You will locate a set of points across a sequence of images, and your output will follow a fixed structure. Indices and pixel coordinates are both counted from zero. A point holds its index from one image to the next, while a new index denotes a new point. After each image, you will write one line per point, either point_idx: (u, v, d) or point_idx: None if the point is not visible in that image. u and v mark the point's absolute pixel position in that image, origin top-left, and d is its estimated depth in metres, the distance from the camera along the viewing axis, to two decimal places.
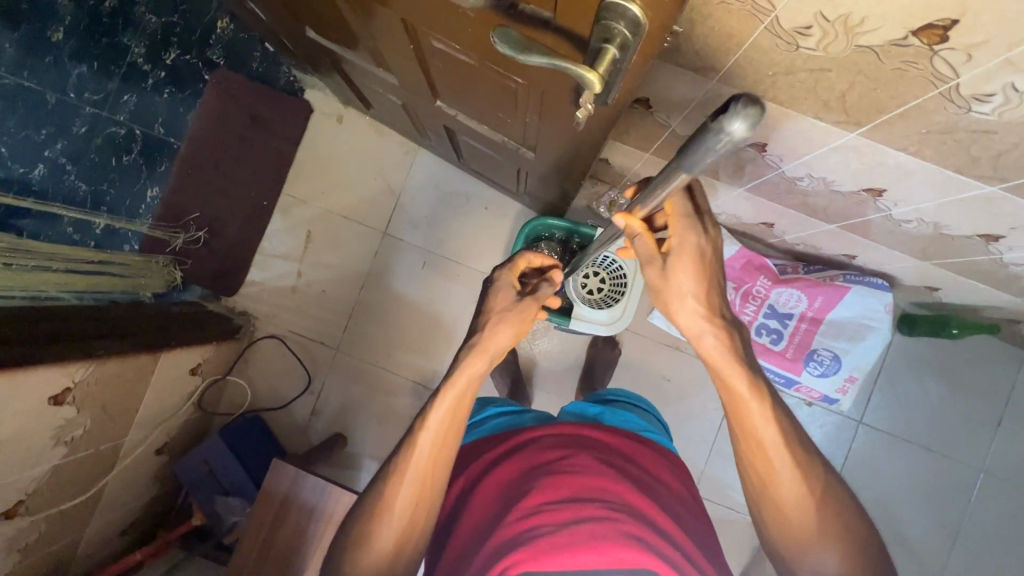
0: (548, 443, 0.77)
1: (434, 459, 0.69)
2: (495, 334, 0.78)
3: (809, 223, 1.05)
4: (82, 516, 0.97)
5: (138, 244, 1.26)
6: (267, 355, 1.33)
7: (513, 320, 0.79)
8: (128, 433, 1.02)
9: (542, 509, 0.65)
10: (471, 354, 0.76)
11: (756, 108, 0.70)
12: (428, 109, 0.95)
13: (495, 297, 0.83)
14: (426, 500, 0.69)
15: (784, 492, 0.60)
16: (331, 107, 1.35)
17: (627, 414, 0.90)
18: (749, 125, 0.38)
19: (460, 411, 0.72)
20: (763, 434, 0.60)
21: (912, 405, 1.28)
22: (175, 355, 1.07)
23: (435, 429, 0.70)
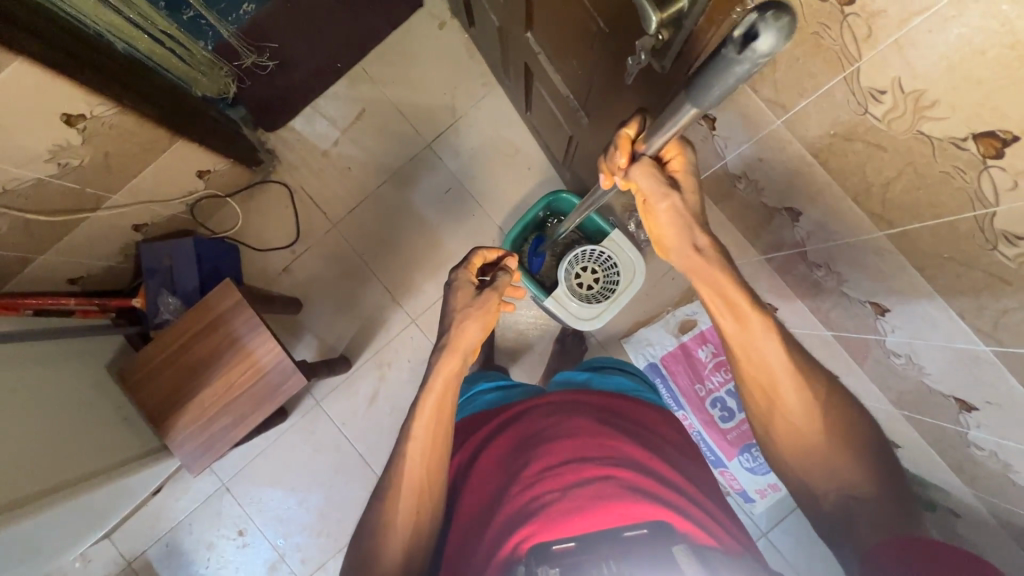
0: (547, 410, 0.78)
1: (430, 462, 0.73)
2: (462, 330, 0.78)
3: (809, 323, 1.04)
4: (45, 241, 1.00)
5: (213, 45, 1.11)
6: (272, 198, 1.36)
7: (477, 315, 0.79)
8: (115, 192, 1.05)
9: (547, 474, 0.68)
10: (441, 354, 0.77)
11: (806, 167, 0.69)
12: (517, 39, 0.96)
13: (457, 295, 0.81)
14: (424, 503, 0.71)
15: (790, 405, 0.63)
16: (440, 11, 1.37)
17: (618, 378, 0.89)
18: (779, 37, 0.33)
19: (443, 413, 0.74)
20: (767, 351, 0.63)
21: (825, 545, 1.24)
22: (188, 147, 1.11)
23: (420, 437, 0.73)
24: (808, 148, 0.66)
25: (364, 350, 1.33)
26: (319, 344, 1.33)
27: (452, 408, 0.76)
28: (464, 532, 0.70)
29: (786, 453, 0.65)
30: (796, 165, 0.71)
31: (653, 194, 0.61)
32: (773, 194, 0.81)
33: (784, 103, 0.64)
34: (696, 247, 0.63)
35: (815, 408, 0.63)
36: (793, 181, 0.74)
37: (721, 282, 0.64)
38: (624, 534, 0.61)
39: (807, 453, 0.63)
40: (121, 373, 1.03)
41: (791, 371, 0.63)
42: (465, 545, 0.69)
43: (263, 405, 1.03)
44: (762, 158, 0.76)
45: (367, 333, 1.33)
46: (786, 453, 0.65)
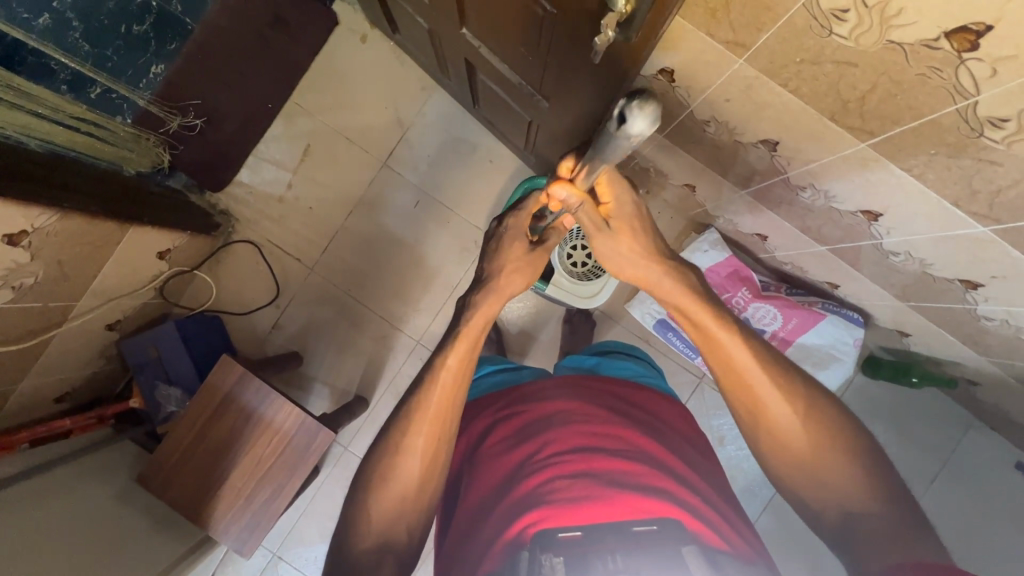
0: (556, 392, 0.75)
1: (446, 403, 0.73)
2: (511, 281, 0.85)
3: (801, 242, 1.05)
4: (20, 369, 0.94)
5: (132, 118, 1.05)
6: (239, 259, 1.30)
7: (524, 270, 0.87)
8: (80, 298, 0.99)
9: (554, 460, 0.63)
10: (485, 301, 0.83)
11: (777, 98, 0.69)
12: (452, 37, 0.92)
13: (510, 247, 0.87)
14: (430, 461, 0.70)
15: (778, 419, 0.64)
16: (357, 24, 1.31)
17: (624, 362, 0.87)
18: (645, 123, 0.43)
19: (454, 383, 0.74)
20: (737, 359, 0.66)
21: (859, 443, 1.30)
22: (144, 233, 1.05)
23: (454, 370, 0.75)
24: (776, 81, 0.67)
25: (377, 384, 1.30)
26: (331, 391, 1.30)
27: (463, 381, 0.75)
28: (464, 521, 0.66)
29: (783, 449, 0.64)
30: (767, 99, 0.71)
31: (588, 230, 0.72)
32: (745, 131, 0.81)
33: (743, 42, 0.64)
34: (640, 274, 0.74)
35: (780, 399, 0.64)
36: (763, 115, 0.75)
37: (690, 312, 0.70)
38: (632, 529, 0.55)
39: (792, 448, 0.63)
40: (142, 479, 0.99)
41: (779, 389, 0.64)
42: (465, 531, 0.64)
43: (297, 472, 1.00)
44: (728, 99, 0.76)
45: (376, 367, 1.30)
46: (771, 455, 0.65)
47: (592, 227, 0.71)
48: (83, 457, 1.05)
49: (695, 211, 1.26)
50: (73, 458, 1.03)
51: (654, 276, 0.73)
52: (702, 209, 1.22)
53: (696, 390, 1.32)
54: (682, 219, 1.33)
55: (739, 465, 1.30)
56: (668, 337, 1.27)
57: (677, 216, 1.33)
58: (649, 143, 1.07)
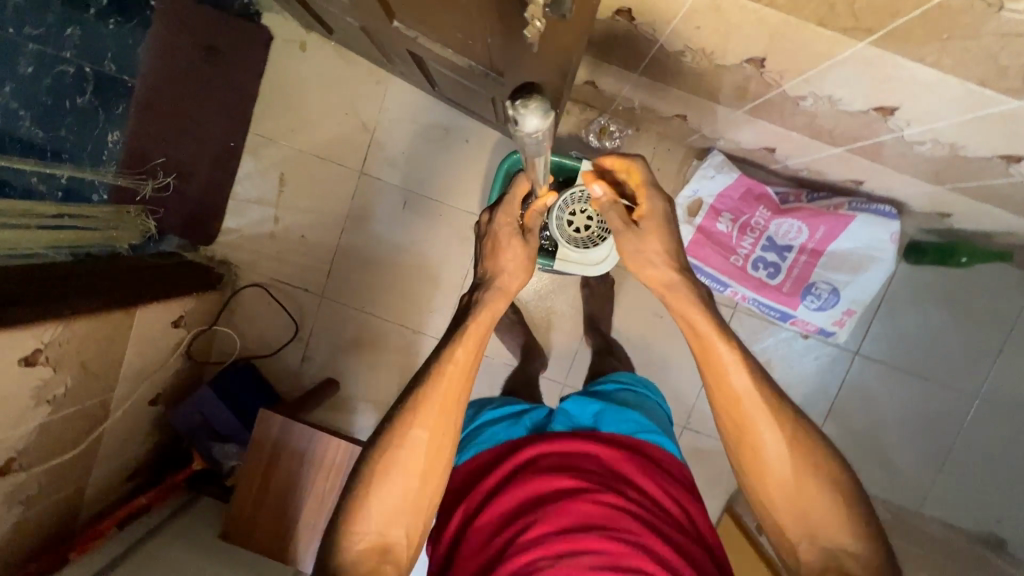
0: (551, 460, 0.73)
1: (452, 395, 0.74)
2: (513, 278, 0.84)
3: (813, 148, 0.96)
4: (83, 464, 1.00)
5: (107, 194, 1.14)
6: (251, 304, 1.30)
7: (516, 266, 0.84)
8: (115, 388, 1.02)
9: (543, 544, 0.64)
10: (493, 294, 0.82)
11: (751, 16, 0.61)
12: (388, 32, 0.85)
13: (508, 246, 0.83)
14: (428, 480, 0.73)
15: (766, 444, 0.66)
16: (292, 33, 1.23)
17: (628, 414, 0.83)
18: (538, 119, 0.44)
19: (449, 403, 0.74)
20: (736, 382, 0.67)
21: (931, 326, 1.25)
22: (152, 309, 1.05)
23: (462, 362, 0.76)
24: None
25: None
26: (375, 407, 1.32)
27: (455, 405, 0.75)
28: None
29: (772, 487, 0.66)
30: (740, 19, 0.62)
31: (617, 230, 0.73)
32: (724, 55, 0.72)
33: None
34: (662, 280, 0.73)
35: (772, 427, 0.66)
36: (740, 35, 0.66)
37: (715, 346, 0.68)
38: None
39: (781, 488, 0.66)
40: (224, 534, 1.05)
41: (767, 410, 0.66)
42: None
43: None
44: (698, 27, 0.67)
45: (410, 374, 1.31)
46: (765, 494, 0.67)
47: (620, 225, 0.72)
48: (168, 525, 1.11)
49: (691, 138, 1.17)
50: (159, 528, 1.09)
51: (672, 283, 0.72)
52: (699, 135, 1.13)
53: (732, 320, 1.27)
54: (680, 149, 1.24)
55: (791, 384, 1.28)
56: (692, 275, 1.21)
57: (674, 146, 1.24)
58: (625, 83, 0.98)
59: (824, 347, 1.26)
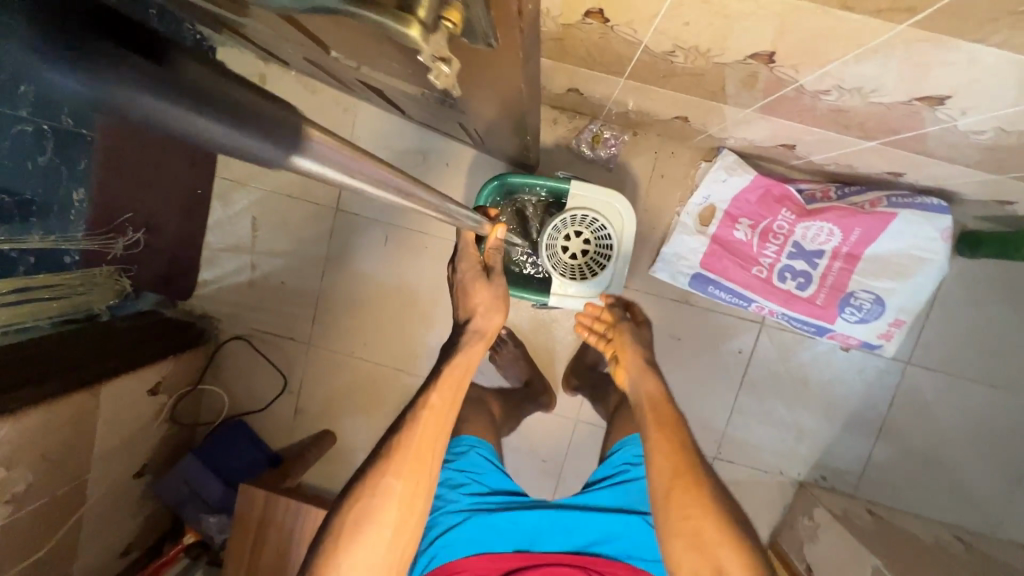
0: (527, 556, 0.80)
1: (428, 441, 0.72)
2: (490, 320, 0.84)
3: (841, 143, 0.82)
4: (64, 555, 0.94)
5: (79, 256, 0.98)
6: (237, 357, 1.23)
7: (491, 306, 0.84)
8: (91, 470, 0.96)
9: None
10: (471, 341, 0.81)
11: (751, 4, 0.48)
12: (332, 63, 0.75)
13: (474, 290, 0.84)
14: (401, 533, 0.69)
15: (705, 536, 0.65)
16: (249, 66, 1.14)
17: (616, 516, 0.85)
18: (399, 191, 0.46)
19: (424, 450, 0.71)
20: (676, 463, 0.70)
21: (999, 325, 1.08)
22: (123, 381, 0.98)
23: (438, 407, 0.74)
24: None
25: None
26: None
27: (432, 452, 0.72)
28: None
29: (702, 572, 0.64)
30: (737, 9, 0.49)
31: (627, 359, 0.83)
32: (722, 52, 0.59)
33: None
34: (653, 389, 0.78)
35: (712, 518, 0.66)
36: (739, 28, 0.53)
37: (669, 431, 0.72)
38: None
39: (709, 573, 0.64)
40: None
41: (702, 498, 0.67)
42: None
43: None
44: (686, 22, 0.54)
45: None
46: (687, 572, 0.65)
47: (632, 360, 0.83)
48: None
49: (696, 139, 1.03)
50: None
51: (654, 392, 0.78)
52: (704, 135, 0.99)
53: (760, 336, 1.13)
54: (686, 151, 1.10)
55: (832, 402, 1.13)
56: (710, 291, 1.08)
57: (677, 148, 1.10)
58: (613, 88, 0.85)
59: (869, 359, 1.11)
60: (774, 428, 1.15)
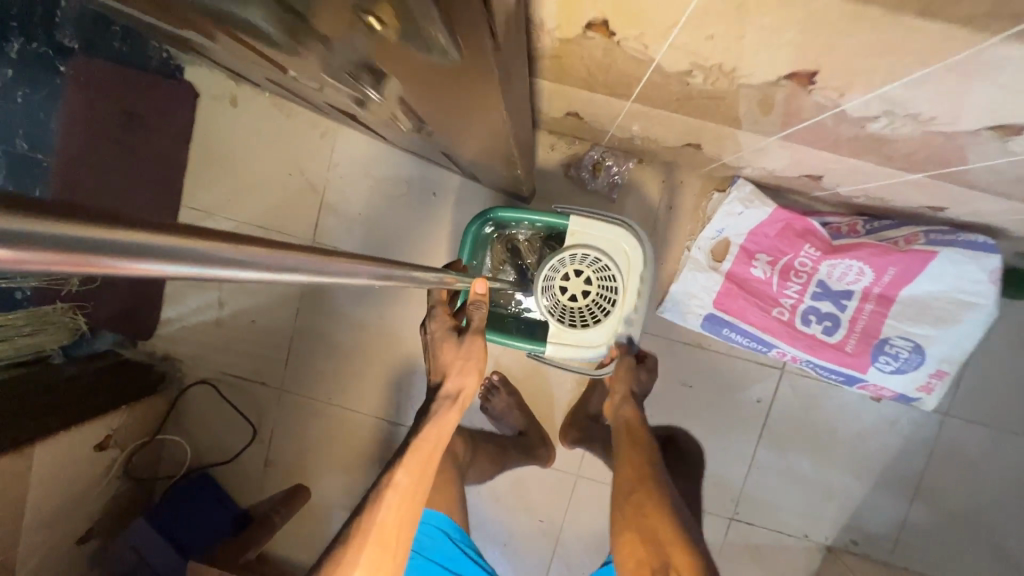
0: None
1: (393, 524, 0.65)
2: (462, 380, 0.73)
3: (879, 175, 0.72)
4: None
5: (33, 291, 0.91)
6: (202, 404, 1.11)
7: (460, 370, 0.73)
8: (23, 540, 0.83)
9: None
10: (442, 409, 0.72)
11: (800, 11, 0.38)
12: (295, 85, 0.65)
13: (441, 350, 0.74)
14: None
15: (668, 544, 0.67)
16: (220, 86, 1.05)
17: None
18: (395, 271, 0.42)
19: (388, 536, 0.64)
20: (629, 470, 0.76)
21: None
22: (66, 437, 0.87)
23: (404, 486, 0.67)
24: None
25: None
26: None
27: (399, 536, 0.65)
28: None
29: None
30: (780, 17, 0.39)
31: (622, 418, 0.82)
32: (752, 71, 0.49)
33: None
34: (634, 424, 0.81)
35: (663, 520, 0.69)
36: (774, 42, 0.43)
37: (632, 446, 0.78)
38: None
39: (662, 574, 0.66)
40: None
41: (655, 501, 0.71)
42: None
43: None
44: (709, 35, 0.45)
45: None
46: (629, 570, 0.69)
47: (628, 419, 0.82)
48: None
49: (708, 168, 0.94)
50: None
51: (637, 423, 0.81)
52: (717, 163, 0.90)
53: (781, 384, 1.02)
54: (696, 179, 1.01)
55: (862, 458, 1.02)
56: (726, 334, 0.97)
57: (685, 177, 1.01)
58: (616, 112, 0.76)
59: (904, 409, 0.99)
60: (798, 486, 1.03)
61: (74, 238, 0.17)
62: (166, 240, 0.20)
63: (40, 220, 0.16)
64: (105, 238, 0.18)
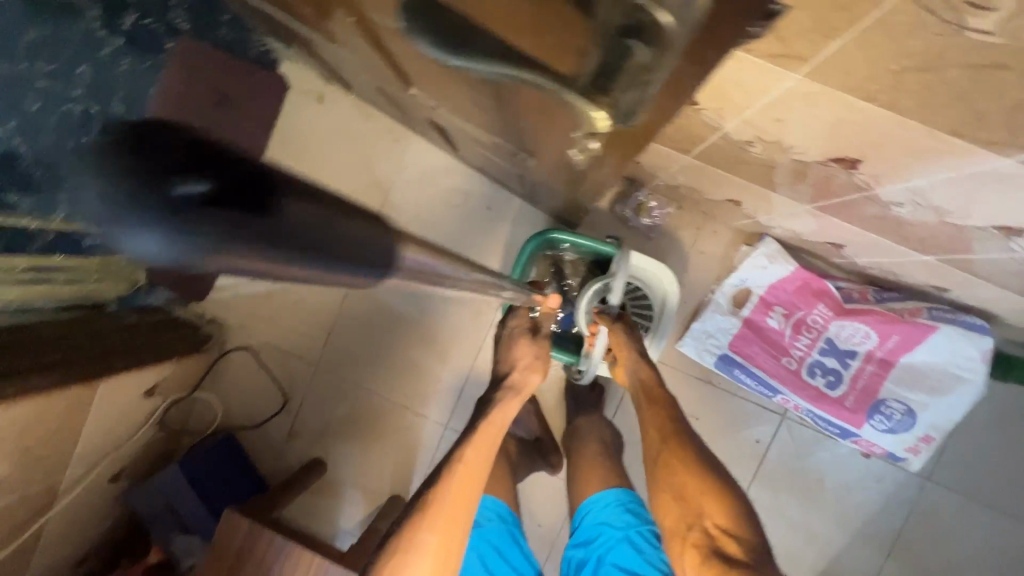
0: None
1: (464, 491, 0.71)
2: (526, 376, 0.84)
3: (895, 252, 0.82)
4: (16, 561, 0.86)
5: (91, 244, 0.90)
6: (240, 369, 1.19)
7: (528, 365, 0.84)
8: (68, 468, 0.90)
9: None
10: (507, 397, 0.81)
11: (859, 115, 0.48)
12: (406, 97, 0.75)
13: (516, 345, 0.86)
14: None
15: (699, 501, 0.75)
16: (311, 83, 1.15)
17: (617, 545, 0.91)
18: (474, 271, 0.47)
19: (461, 501, 0.70)
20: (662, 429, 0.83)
21: None
22: (122, 380, 0.94)
23: (473, 459, 0.73)
24: (853, 96, 0.45)
25: (411, 480, 1.17)
26: (364, 495, 1.17)
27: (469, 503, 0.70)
28: None
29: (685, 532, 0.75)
30: (841, 117, 0.49)
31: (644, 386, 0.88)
32: (806, 150, 0.59)
33: (798, 54, 0.42)
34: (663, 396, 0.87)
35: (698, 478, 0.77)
36: (831, 132, 0.53)
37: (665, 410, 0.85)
38: None
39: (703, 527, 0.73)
40: None
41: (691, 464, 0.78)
42: None
43: None
44: (779, 118, 0.54)
45: (406, 461, 1.17)
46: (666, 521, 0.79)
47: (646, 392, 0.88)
48: None
49: (741, 222, 1.04)
50: None
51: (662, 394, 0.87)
52: (750, 220, 1.00)
53: (779, 428, 1.10)
54: (727, 231, 1.11)
55: (845, 509, 1.09)
56: (735, 374, 1.05)
57: (717, 227, 1.11)
58: (673, 163, 0.86)
59: (889, 468, 1.08)
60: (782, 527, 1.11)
61: (205, 231, 0.19)
62: (284, 252, 0.22)
63: (193, 219, 0.18)
64: (237, 252, 0.20)
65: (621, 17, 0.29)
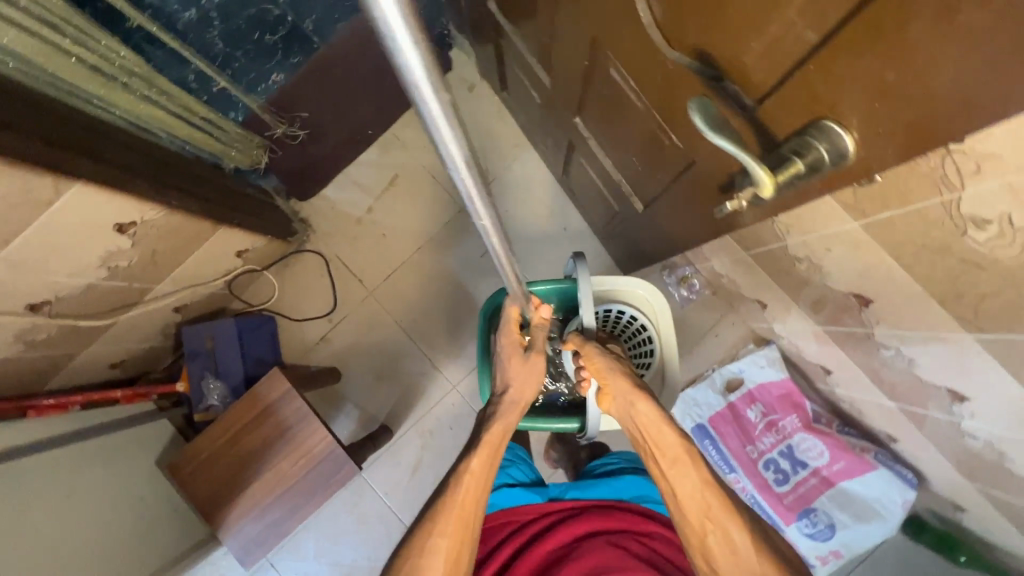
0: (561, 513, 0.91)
1: (470, 501, 0.77)
2: (524, 387, 0.90)
3: (868, 391, 1.01)
4: (90, 337, 1.00)
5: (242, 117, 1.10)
6: (308, 268, 1.35)
7: (523, 379, 0.90)
8: (160, 283, 1.05)
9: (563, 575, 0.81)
10: (506, 412, 0.87)
11: (885, 267, 0.68)
12: (564, 120, 0.95)
13: (510, 363, 0.91)
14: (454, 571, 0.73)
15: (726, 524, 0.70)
16: (468, 75, 1.36)
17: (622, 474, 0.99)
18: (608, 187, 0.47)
19: (467, 512, 0.76)
20: (670, 445, 0.77)
21: None
22: (231, 232, 1.10)
23: (477, 472, 0.79)
24: (887, 252, 0.65)
25: (404, 419, 1.32)
26: (360, 415, 1.32)
27: (476, 510, 0.77)
28: None
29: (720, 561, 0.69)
30: (872, 264, 0.69)
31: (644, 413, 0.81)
32: (838, 280, 0.79)
33: (863, 209, 0.62)
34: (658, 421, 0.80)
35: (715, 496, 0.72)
36: (861, 273, 0.73)
37: (662, 441, 0.78)
38: None
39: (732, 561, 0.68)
40: (173, 466, 1.02)
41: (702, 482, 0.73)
42: None
43: (317, 495, 1.01)
44: (830, 250, 0.74)
45: (407, 401, 1.32)
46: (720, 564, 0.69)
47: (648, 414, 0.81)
48: (116, 432, 1.09)
49: (758, 325, 1.23)
50: (106, 431, 1.07)
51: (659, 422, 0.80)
52: (767, 325, 1.19)
53: None
54: (744, 328, 1.30)
55: None
56: (705, 445, 1.22)
57: (737, 322, 1.30)
58: (730, 254, 1.06)
59: None
60: None
61: None
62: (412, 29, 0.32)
63: None
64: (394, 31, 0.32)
65: (796, 148, 0.45)
